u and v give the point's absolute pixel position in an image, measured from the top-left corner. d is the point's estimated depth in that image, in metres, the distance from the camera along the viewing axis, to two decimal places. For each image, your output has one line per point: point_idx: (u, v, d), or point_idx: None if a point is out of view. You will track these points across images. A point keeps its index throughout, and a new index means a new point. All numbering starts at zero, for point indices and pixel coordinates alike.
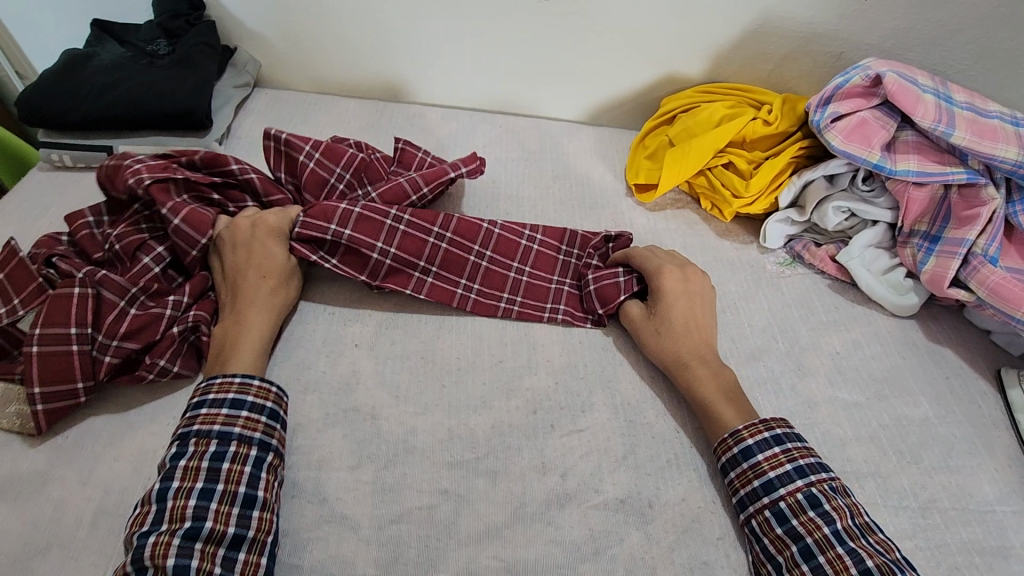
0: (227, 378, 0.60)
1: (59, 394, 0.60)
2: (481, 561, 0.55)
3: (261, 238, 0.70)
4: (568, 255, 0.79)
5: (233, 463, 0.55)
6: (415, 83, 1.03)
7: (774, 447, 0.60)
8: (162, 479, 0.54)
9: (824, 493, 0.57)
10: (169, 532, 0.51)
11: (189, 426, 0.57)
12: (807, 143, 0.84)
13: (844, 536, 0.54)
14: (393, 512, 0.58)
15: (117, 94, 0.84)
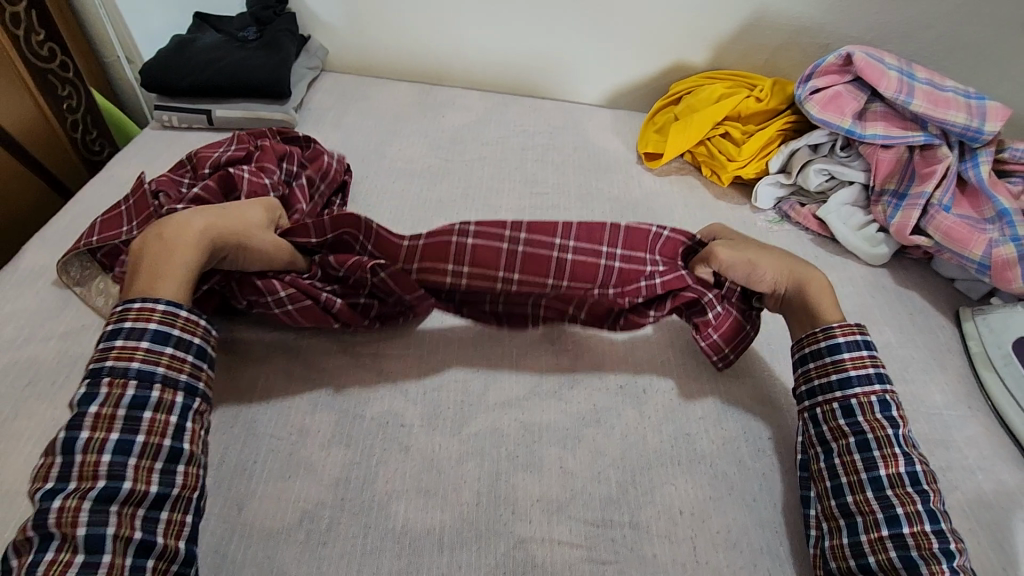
0: (148, 303, 0.61)
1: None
2: (504, 421, 0.69)
3: (243, 204, 0.72)
4: (563, 242, 0.73)
5: (154, 411, 0.58)
6: (457, 70, 1.20)
7: (863, 352, 0.67)
8: (70, 426, 0.55)
9: (893, 402, 0.65)
10: (78, 494, 0.53)
11: (103, 363, 0.58)
12: (793, 118, 0.98)
13: (898, 439, 0.63)
14: (435, 383, 0.72)
15: (217, 67, 1.02)
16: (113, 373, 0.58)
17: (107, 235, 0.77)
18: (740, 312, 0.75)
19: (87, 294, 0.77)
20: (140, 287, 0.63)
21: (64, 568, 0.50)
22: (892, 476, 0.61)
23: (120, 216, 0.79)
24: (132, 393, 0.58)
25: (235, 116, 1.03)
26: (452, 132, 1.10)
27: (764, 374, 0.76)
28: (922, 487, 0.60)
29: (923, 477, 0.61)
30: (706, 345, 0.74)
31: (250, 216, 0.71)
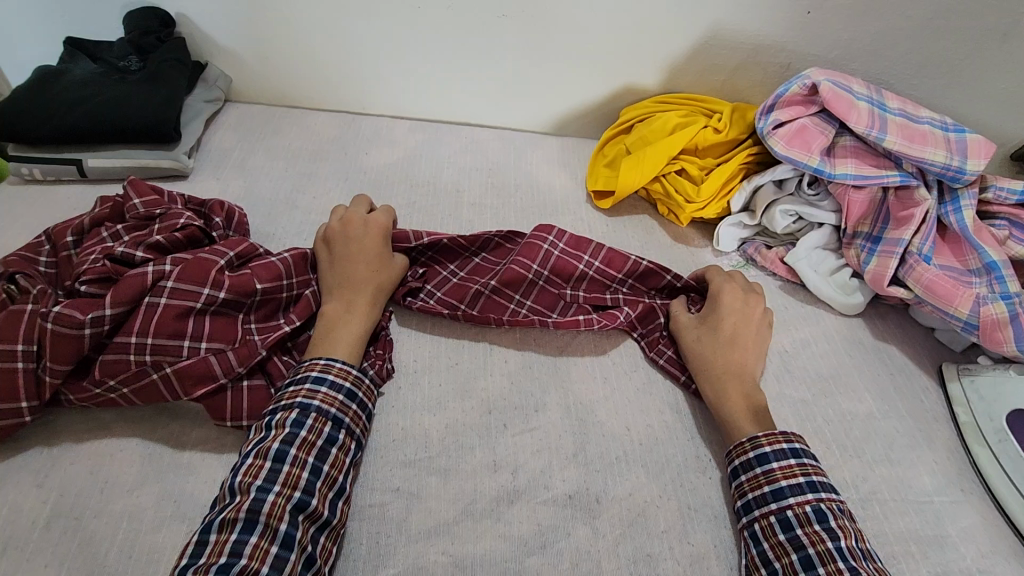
0: (346, 366, 0.63)
1: (1, 414, 0.59)
2: (430, 556, 0.57)
3: (372, 232, 0.75)
4: (538, 273, 0.78)
5: (340, 450, 0.59)
6: (383, 98, 1.06)
7: (790, 458, 0.61)
8: (283, 441, 0.56)
9: (832, 511, 0.57)
10: (284, 496, 0.54)
11: (310, 399, 0.59)
12: (755, 150, 0.88)
13: (846, 556, 0.54)
14: (345, 510, 0.59)
15: (87, 110, 0.86)
16: (319, 409, 0.59)
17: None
18: None
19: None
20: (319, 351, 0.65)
21: (263, 558, 0.50)
22: None
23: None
24: (328, 429, 0.59)
25: (112, 165, 0.87)
26: (377, 173, 0.96)
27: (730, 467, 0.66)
28: None
29: None
30: (664, 362, 0.74)
31: (381, 248, 0.74)
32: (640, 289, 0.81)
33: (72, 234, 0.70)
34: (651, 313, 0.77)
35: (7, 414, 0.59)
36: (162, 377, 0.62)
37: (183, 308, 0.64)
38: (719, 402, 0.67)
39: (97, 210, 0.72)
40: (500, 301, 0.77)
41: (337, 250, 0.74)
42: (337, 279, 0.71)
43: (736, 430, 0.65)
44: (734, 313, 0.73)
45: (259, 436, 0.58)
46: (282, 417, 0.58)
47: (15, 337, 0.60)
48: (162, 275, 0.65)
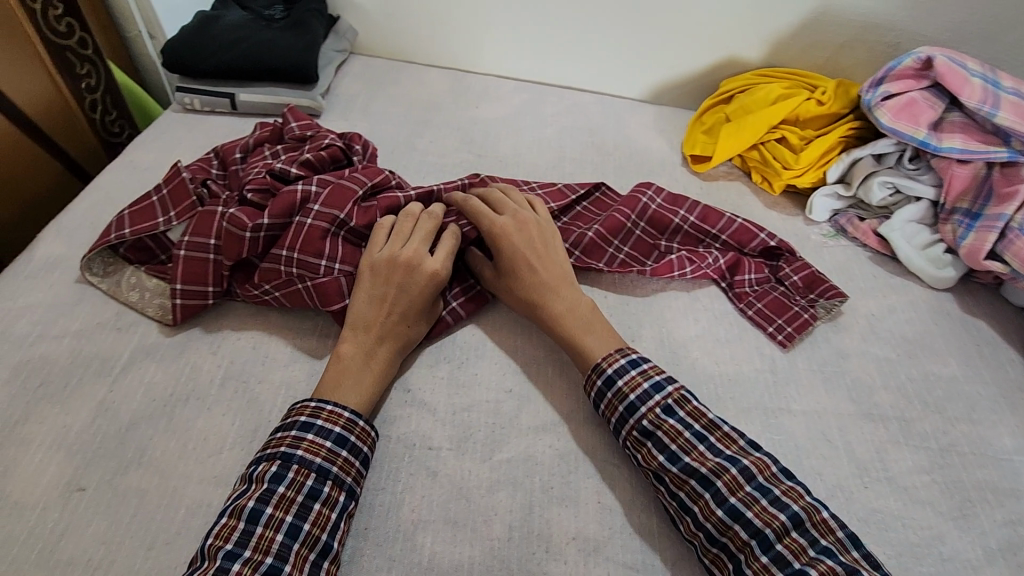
0: (337, 409, 0.60)
1: (192, 295, 0.70)
2: (539, 448, 0.64)
3: (421, 279, 0.69)
4: (635, 223, 0.84)
5: (323, 505, 0.55)
6: (492, 58, 1.13)
7: (607, 393, 0.64)
8: (257, 500, 0.53)
9: (654, 422, 0.61)
10: (252, 564, 0.50)
11: (293, 450, 0.56)
12: (857, 124, 0.91)
13: (679, 454, 0.59)
14: (464, 402, 0.67)
15: (242, 49, 0.97)
16: (302, 461, 0.56)
17: (141, 228, 0.73)
18: (785, 294, 0.80)
19: (115, 289, 0.73)
20: (321, 392, 0.62)
21: None
22: (692, 496, 0.57)
23: (154, 209, 0.74)
24: (311, 482, 0.56)
25: (259, 100, 0.98)
26: (484, 126, 1.03)
27: (814, 408, 0.71)
28: (715, 486, 0.57)
29: (712, 476, 0.57)
30: (752, 313, 0.78)
31: (428, 297, 0.69)
32: (733, 245, 0.83)
33: (239, 152, 0.81)
34: (738, 266, 0.81)
35: (196, 295, 0.70)
36: (306, 287, 0.70)
37: (324, 230, 0.71)
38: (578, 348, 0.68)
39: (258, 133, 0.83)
40: (599, 245, 0.81)
41: (376, 282, 0.69)
42: (366, 315, 0.67)
43: (587, 359, 0.67)
44: (523, 257, 0.72)
45: (239, 489, 0.56)
46: (262, 470, 0.56)
47: (208, 233, 0.71)
48: (309, 196, 0.73)
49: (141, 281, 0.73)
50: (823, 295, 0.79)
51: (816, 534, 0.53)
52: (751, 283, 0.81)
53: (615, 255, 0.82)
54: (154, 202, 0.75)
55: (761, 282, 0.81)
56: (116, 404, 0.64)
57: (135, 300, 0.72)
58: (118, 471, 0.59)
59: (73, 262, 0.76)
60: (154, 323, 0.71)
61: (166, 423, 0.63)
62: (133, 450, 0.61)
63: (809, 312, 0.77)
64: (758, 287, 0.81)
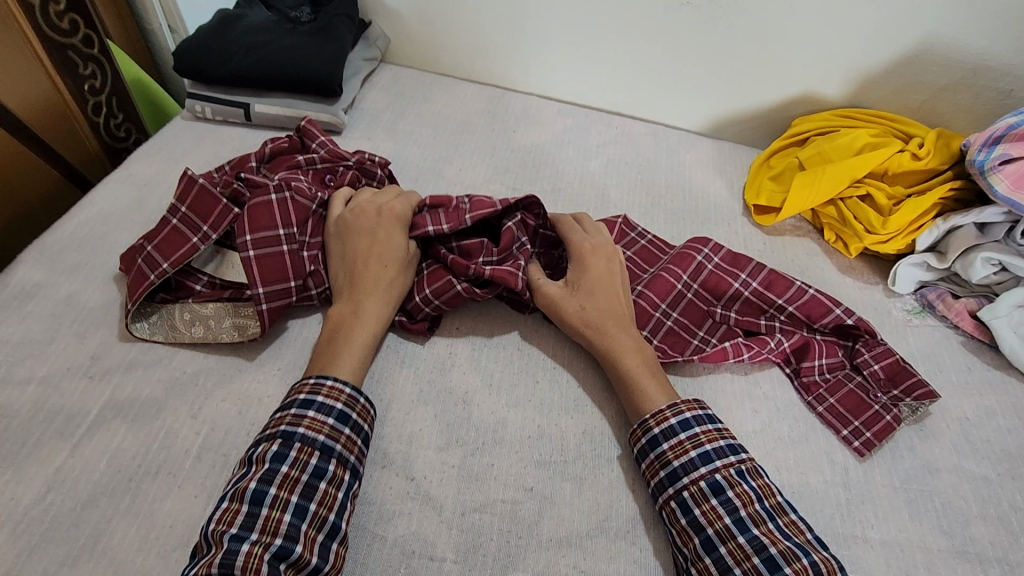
0: (337, 384, 0.57)
1: (277, 295, 0.65)
2: (560, 567, 0.54)
3: (385, 224, 0.69)
4: (688, 285, 0.72)
5: (329, 484, 0.53)
6: (535, 75, 1.03)
7: (681, 434, 0.58)
8: (260, 482, 0.50)
9: (728, 479, 0.55)
10: (262, 545, 0.48)
11: (294, 428, 0.54)
12: (958, 184, 0.77)
13: (749, 523, 0.52)
14: (476, 500, 0.57)
15: (262, 55, 0.88)
16: (304, 439, 0.53)
17: (179, 256, 0.65)
18: (861, 386, 0.68)
19: (172, 330, 0.65)
20: (317, 368, 0.60)
21: None
22: (751, 575, 0.50)
23: (181, 231, 0.66)
24: (316, 461, 0.53)
25: (275, 113, 0.89)
26: (522, 153, 0.93)
27: (896, 539, 0.58)
28: (784, 573, 0.49)
29: (782, 559, 0.50)
30: (823, 410, 0.66)
31: (400, 243, 0.69)
32: (799, 320, 0.71)
33: (254, 159, 0.76)
34: (806, 349, 0.69)
35: (280, 293, 0.66)
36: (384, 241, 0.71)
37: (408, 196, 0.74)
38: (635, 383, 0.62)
39: (273, 145, 0.78)
40: (644, 310, 0.71)
41: (344, 242, 0.68)
42: (345, 270, 0.67)
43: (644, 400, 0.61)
44: (601, 278, 0.68)
45: (239, 473, 0.53)
46: (262, 451, 0.53)
47: (274, 224, 0.67)
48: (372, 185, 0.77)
49: (203, 310, 0.66)
50: (909, 394, 0.66)
51: None
52: (822, 370, 0.69)
53: (661, 321, 0.71)
54: (179, 221, 0.67)
55: (834, 369, 0.69)
56: (76, 474, 0.55)
57: (215, 333, 0.65)
58: (67, 561, 0.51)
59: (52, 292, 0.68)
60: (131, 373, 0.63)
61: (129, 501, 0.54)
62: (88, 533, 0.52)
63: (893, 414, 0.65)
64: (829, 376, 0.68)
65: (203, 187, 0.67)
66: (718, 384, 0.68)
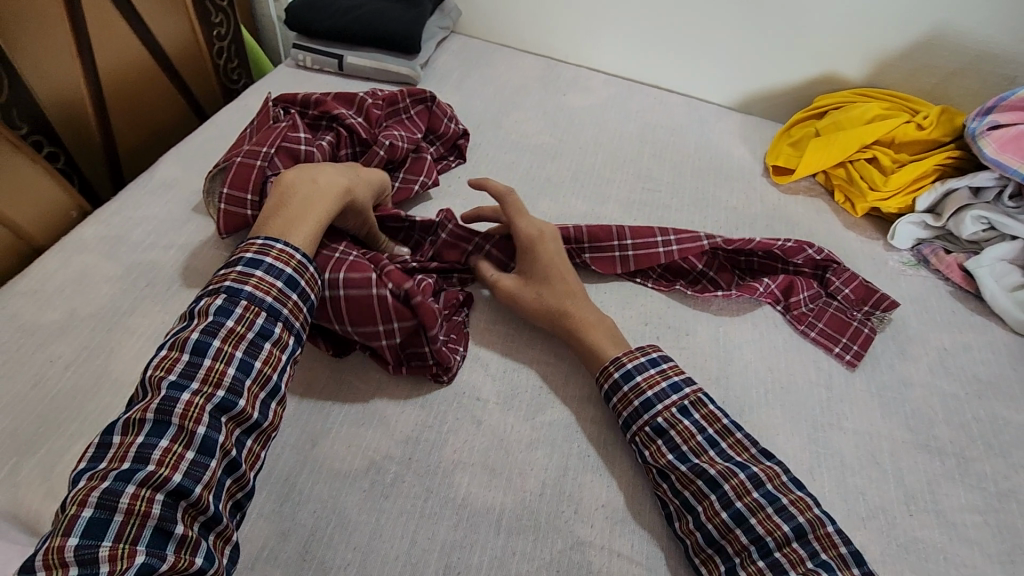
0: (289, 249, 0.62)
1: (233, 203, 0.75)
2: (580, 417, 0.66)
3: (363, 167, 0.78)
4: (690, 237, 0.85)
5: (274, 345, 0.59)
6: (586, 50, 1.16)
7: (624, 387, 0.65)
8: (203, 333, 0.55)
9: (668, 421, 0.62)
10: (204, 395, 0.53)
11: (241, 288, 0.59)
12: (957, 153, 0.87)
13: (689, 456, 0.60)
14: (515, 363, 0.70)
15: (357, 15, 1.04)
16: (250, 299, 0.58)
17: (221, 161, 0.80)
18: (843, 309, 0.78)
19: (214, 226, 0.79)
20: (267, 230, 0.65)
21: (175, 465, 0.49)
22: (697, 495, 0.58)
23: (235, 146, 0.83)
24: (261, 322, 0.58)
25: (364, 64, 1.04)
26: (570, 113, 1.06)
27: (866, 429, 0.69)
28: (724, 490, 0.58)
29: (721, 478, 0.58)
30: (815, 335, 0.76)
31: (371, 174, 0.77)
32: (779, 258, 0.82)
33: (320, 108, 0.88)
34: (791, 288, 0.79)
35: (239, 199, 0.75)
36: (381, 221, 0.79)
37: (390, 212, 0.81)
38: (594, 356, 0.68)
39: (353, 120, 0.87)
40: (652, 253, 0.80)
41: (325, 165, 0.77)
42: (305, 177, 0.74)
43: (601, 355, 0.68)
44: (551, 263, 0.73)
45: (184, 326, 0.57)
46: (206, 306, 0.57)
47: (265, 143, 0.79)
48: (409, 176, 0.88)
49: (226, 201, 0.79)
50: (876, 307, 0.78)
51: (817, 548, 0.54)
52: (806, 303, 0.79)
53: (667, 253, 0.80)
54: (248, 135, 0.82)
55: (813, 299, 0.79)
56: None
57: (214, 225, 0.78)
58: None
59: (186, 186, 0.84)
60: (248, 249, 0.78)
61: None
62: None
63: (866, 327, 0.76)
64: (813, 306, 0.79)
65: (264, 116, 0.85)
66: (728, 305, 0.80)
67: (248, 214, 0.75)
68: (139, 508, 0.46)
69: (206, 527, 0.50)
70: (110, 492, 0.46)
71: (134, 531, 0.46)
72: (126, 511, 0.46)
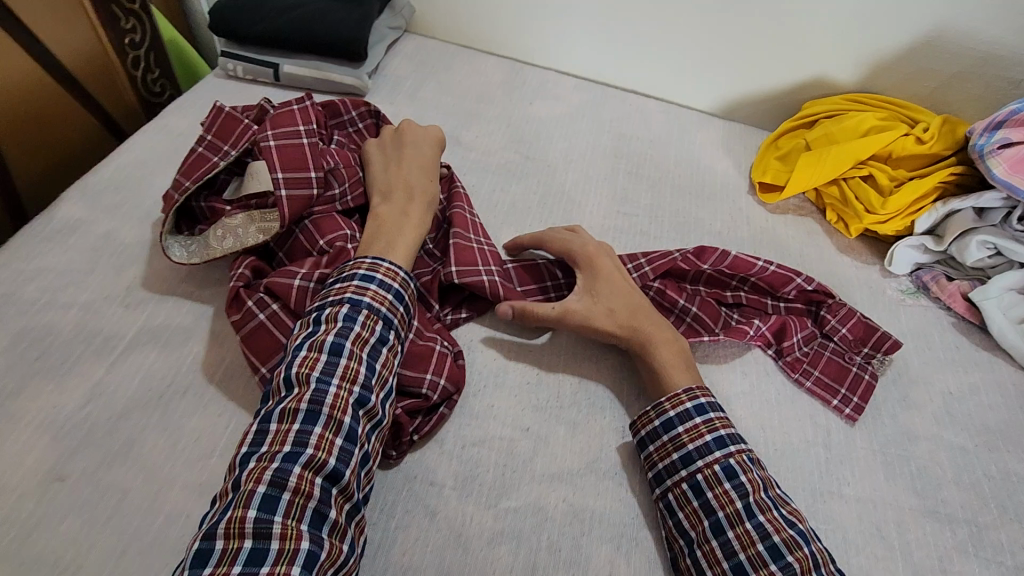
0: (394, 269, 0.64)
1: (298, 184, 0.70)
2: (550, 500, 0.58)
3: (427, 144, 0.80)
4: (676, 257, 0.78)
5: (390, 351, 0.60)
6: (554, 51, 1.05)
7: (696, 418, 0.59)
8: (339, 334, 0.57)
9: (741, 465, 0.56)
10: (346, 389, 0.55)
11: (361, 296, 0.60)
12: (959, 169, 0.79)
13: (756, 510, 0.54)
14: (475, 437, 0.61)
15: (292, 17, 0.92)
16: (371, 308, 0.60)
17: (201, 174, 0.72)
18: (838, 353, 0.71)
19: (209, 242, 0.70)
20: (374, 252, 0.66)
21: (329, 450, 0.51)
22: (754, 562, 0.52)
23: (205, 154, 0.73)
24: (379, 328, 0.60)
25: (302, 74, 0.92)
26: (537, 124, 0.96)
27: (869, 497, 0.62)
28: (786, 561, 0.51)
29: (785, 548, 0.51)
30: (810, 385, 0.69)
31: (431, 150, 0.80)
32: (763, 288, 0.75)
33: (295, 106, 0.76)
34: (784, 330, 0.71)
35: (302, 183, 0.70)
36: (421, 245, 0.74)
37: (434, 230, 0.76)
38: (668, 386, 0.62)
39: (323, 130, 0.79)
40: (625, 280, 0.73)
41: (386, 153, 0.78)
42: (382, 187, 0.74)
43: (669, 384, 0.62)
44: (611, 278, 0.69)
45: (307, 330, 0.58)
46: (332, 313, 0.59)
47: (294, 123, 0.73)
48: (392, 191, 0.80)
49: (223, 222, 0.70)
50: (878, 350, 0.71)
51: None
52: (801, 346, 0.71)
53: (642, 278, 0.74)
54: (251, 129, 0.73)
55: (809, 342, 0.72)
56: (110, 389, 0.60)
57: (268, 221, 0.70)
58: (103, 462, 0.56)
59: (92, 227, 0.73)
60: (163, 305, 0.67)
61: (159, 416, 0.59)
62: (121, 441, 0.57)
63: (867, 374, 0.69)
64: (807, 350, 0.71)
65: (229, 115, 0.74)
66: (715, 351, 0.71)
67: (312, 193, 0.71)
68: (305, 489, 0.49)
69: (350, 516, 0.52)
70: (279, 472, 0.49)
71: (300, 512, 0.48)
72: (294, 490, 0.49)
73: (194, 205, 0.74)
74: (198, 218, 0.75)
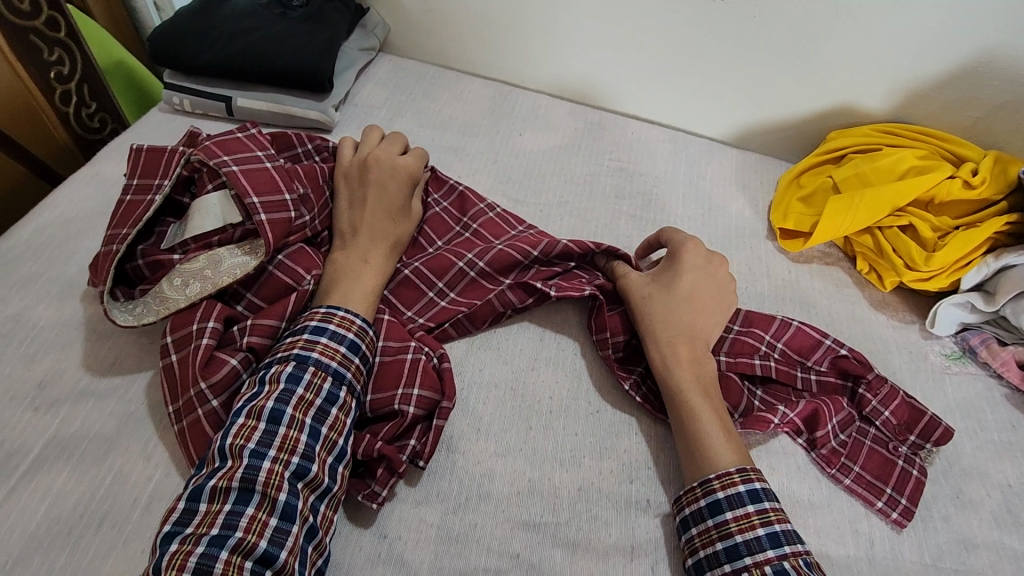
0: (349, 316, 0.58)
1: (275, 208, 0.62)
2: None
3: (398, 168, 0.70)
4: None
5: (340, 411, 0.54)
6: (546, 71, 0.94)
7: (749, 505, 0.51)
8: (279, 399, 0.51)
9: (797, 570, 0.48)
10: (281, 463, 0.49)
11: (308, 352, 0.54)
12: (1014, 218, 0.70)
13: None
14: (455, 567, 0.51)
15: (245, 45, 0.80)
16: (318, 363, 0.54)
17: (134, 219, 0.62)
18: (879, 442, 0.61)
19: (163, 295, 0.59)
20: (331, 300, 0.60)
21: (260, 532, 0.46)
22: None
23: (137, 199, 0.63)
24: (328, 386, 0.54)
25: (258, 107, 0.81)
26: (529, 159, 0.85)
27: None
28: None
29: None
30: (849, 483, 0.59)
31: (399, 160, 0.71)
32: (792, 358, 0.65)
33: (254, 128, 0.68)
34: (816, 416, 0.61)
35: (276, 207, 0.62)
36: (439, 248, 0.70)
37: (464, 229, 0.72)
38: (696, 433, 0.56)
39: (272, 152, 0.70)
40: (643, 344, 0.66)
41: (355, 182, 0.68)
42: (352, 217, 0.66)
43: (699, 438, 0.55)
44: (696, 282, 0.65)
45: (251, 391, 0.53)
46: (276, 372, 0.53)
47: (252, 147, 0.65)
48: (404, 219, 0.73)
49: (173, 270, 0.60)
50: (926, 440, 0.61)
51: None
52: (836, 434, 0.61)
53: None
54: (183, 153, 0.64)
55: (845, 428, 0.62)
56: (9, 524, 0.50)
57: (248, 251, 0.61)
58: None
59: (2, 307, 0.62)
60: (82, 404, 0.57)
61: (66, 558, 0.48)
62: None
63: (917, 469, 0.60)
64: (844, 439, 0.61)
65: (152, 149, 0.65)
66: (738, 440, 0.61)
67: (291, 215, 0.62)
68: None
69: None
70: (203, 560, 0.43)
71: None
72: None
73: (129, 265, 0.63)
74: (135, 280, 0.63)
